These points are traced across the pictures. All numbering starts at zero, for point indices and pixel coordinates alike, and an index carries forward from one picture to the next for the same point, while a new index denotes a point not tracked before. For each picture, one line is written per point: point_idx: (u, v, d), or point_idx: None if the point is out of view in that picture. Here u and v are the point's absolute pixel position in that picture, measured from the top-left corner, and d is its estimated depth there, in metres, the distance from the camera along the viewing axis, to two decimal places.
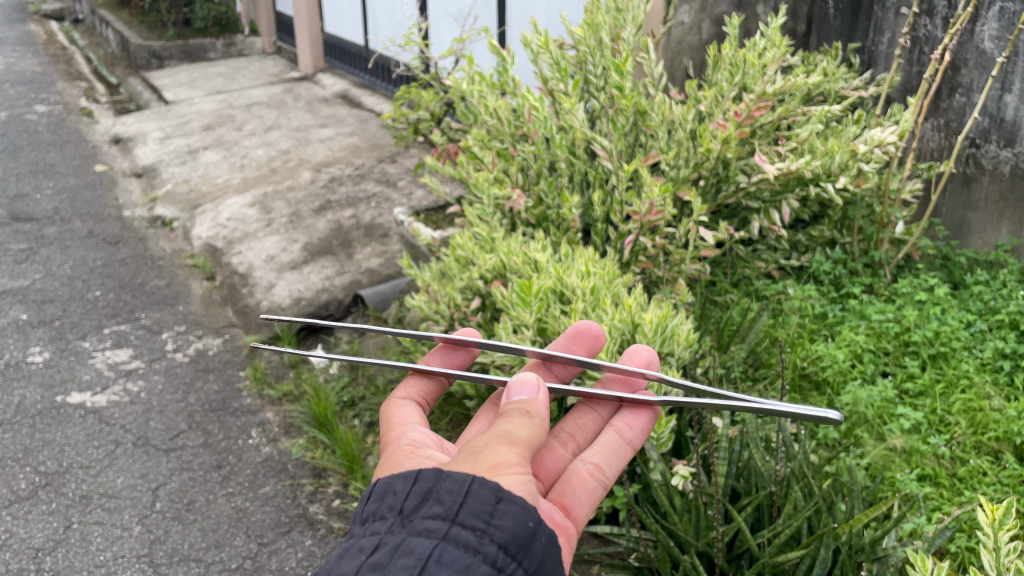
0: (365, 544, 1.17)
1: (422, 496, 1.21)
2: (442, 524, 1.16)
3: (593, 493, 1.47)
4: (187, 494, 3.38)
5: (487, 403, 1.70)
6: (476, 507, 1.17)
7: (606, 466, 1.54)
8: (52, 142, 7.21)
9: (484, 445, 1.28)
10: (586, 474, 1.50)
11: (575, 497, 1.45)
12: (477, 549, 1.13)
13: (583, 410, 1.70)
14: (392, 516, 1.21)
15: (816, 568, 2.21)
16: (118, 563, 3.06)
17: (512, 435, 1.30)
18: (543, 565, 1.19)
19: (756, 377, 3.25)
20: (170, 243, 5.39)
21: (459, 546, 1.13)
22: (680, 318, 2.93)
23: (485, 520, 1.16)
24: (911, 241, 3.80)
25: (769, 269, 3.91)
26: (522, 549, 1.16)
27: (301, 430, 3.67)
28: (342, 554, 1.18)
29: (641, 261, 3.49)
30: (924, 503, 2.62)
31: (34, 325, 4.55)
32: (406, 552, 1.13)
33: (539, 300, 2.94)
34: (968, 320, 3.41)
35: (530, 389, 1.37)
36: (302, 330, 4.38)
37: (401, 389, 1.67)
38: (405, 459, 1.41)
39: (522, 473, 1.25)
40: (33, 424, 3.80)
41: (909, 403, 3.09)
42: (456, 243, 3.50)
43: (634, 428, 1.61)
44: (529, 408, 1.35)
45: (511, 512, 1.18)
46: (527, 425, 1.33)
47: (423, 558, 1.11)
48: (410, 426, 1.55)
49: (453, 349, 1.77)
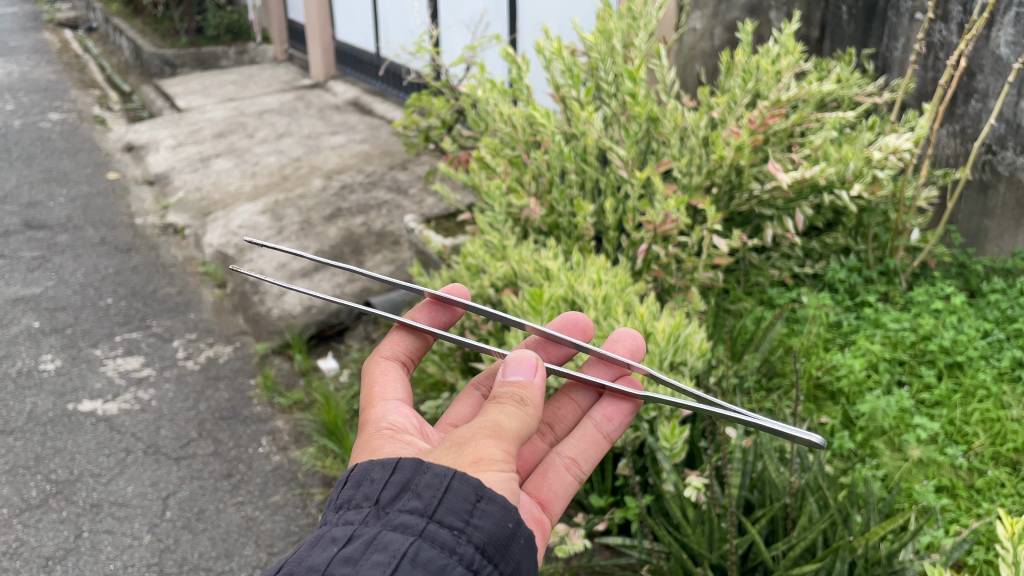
0: (338, 535, 1.16)
1: (399, 487, 1.19)
2: (419, 520, 1.14)
3: (568, 487, 1.61)
4: (198, 502, 3.37)
5: (468, 388, 1.82)
6: (456, 505, 1.16)
7: (583, 460, 1.66)
8: (65, 150, 7.24)
9: (468, 437, 1.26)
10: (563, 468, 1.63)
11: (550, 490, 1.58)
12: (453, 551, 1.12)
13: (563, 401, 1.83)
14: (366, 507, 1.19)
15: None
16: (128, 572, 3.06)
17: (501, 427, 1.28)
18: (519, 567, 1.18)
19: (771, 387, 3.22)
20: (182, 251, 5.41)
21: (435, 545, 1.11)
22: (694, 327, 2.90)
23: (464, 520, 1.15)
24: (926, 248, 3.77)
25: (784, 276, 3.89)
26: (500, 551, 1.15)
27: (311, 439, 3.65)
28: (314, 543, 1.16)
29: (654, 269, 3.47)
30: (942, 515, 2.58)
31: (46, 333, 4.56)
32: (380, 549, 1.10)
33: (550, 309, 2.93)
34: (985, 329, 3.37)
35: (529, 368, 1.38)
36: (313, 337, 4.38)
37: (386, 345, 1.70)
38: (384, 444, 1.40)
39: (504, 470, 1.23)
40: (44, 432, 3.80)
41: (926, 413, 3.04)
42: (467, 251, 3.48)
43: (613, 422, 1.73)
44: (522, 396, 1.34)
45: (490, 512, 1.17)
46: (515, 414, 1.31)
47: (397, 556, 1.09)
48: (390, 403, 1.54)
49: (439, 306, 1.80)
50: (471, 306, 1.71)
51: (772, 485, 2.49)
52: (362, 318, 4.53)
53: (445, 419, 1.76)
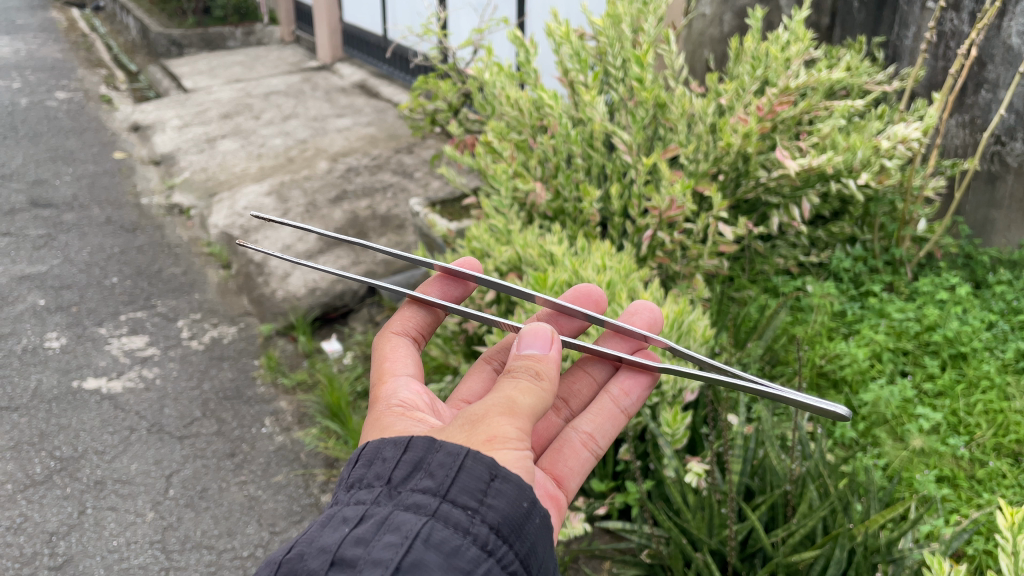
0: (350, 515, 1.16)
1: (412, 466, 1.20)
2: (432, 499, 1.14)
3: (585, 463, 1.64)
4: (201, 481, 3.39)
5: (480, 362, 1.84)
6: (470, 484, 1.16)
7: (599, 435, 1.68)
8: (71, 129, 7.24)
9: (482, 415, 1.26)
10: (580, 444, 1.65)
11: (566, 467, 1.61)
12: (468, 530, 1.12)
13: (579, 375, 1.85)
14: (379, 487, 1.19)
15: (830, 569, 2.16)
16: (131, 549, 3.08)
17: (514, 405, 1.28)
18: (534, 546, 1.19)
19: (773, 375, 3.23)
20: (187, 231, 5.41)
21: (448, 525, 1.12)
22: (697, 313, 2.90)
23: (478, 499, 1.15)
24: (933, 239, 3.76)
25: (789, 265, 3.89)
26: (514, 531, 1.16)
27: (314, 420, 3.67)
28: (325, 523, 1.17)
29: (658, 256, 3.47)
30: (942, 504, 2.58)
31: (51, 311, 4.57)
32: (392, 530, 1.11)
33: (554, 294, 2.93)
34: (989, 320, 3.36)
35: (544, 342, 1.39)
36: (317, 319, 4.39)
37: (397, 321, 1.71)
38: (395, 421, 1.41)
39: (519, 448, 1.24)
40: (49, 409, 3.82)
41: (928, 403, 3.04)
42: (472, 235, 3.47)
43: (631, 397, 1.74)
44: (537, 370, 1.35)
45: (505, 491, 1.17)
46: (529, 390, 1.32)
47: (410, 537, 1.09)
48: (401, 380, 1.55)
49: (451, 280, 1.82)
50: (482, 280, 1.71)
51: (773, 473, 2.50)
52: (367, 301, 4.54)
53: (457, 395, 1.77)
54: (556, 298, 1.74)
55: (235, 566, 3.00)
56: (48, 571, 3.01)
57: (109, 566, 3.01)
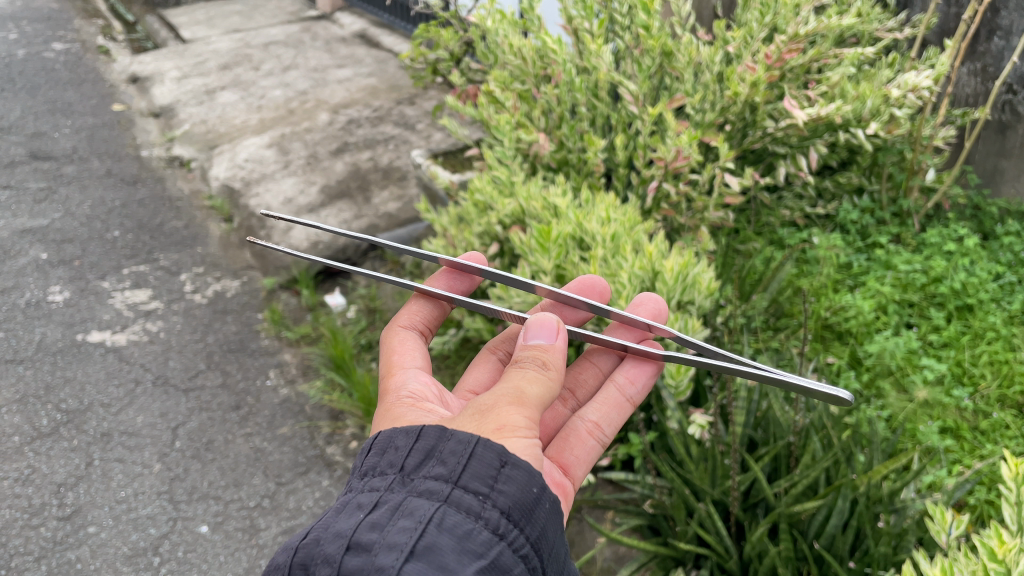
0: (364, 501, 1.17)
1: (424, 454, 1.21)
2: (444, 486, 1.15)
3: (592, 451, 1.63)
4: (206, 432, 3.41)
5: (485, 353, 1.84)
6: (481, 470, 1.17)
7: (606, 424, 1.68)
8: (69, 80, 7.15)
9: (491, 405, 1.28)
10: (586, 432, 1.64)
11: (573, 455, 1.60)
12: (479, 515, 1.13)
13: (585, 366, 1.86)
14: (391, 475, 1.20)
15: (832, 520, 2.16)
16: (139, 499, 3.12)
17: (523, 394, 1.29)
18: (544, 530, 1.20)
19: (777, 327, 3.22)
20: (188, 184, 5.38)
21: (460, 510, 1.13)
22: (702, 265, 2.85)
23: (489, 485, 1.16)
24: (942, 189, 3.71)
25: (795, 217, 3.84)
26: (524, 515, 1.17)
27: (318, 373, 3.67)
28: (340, 510, 1.17)
29: (663, 209, 3.44)
30: (945, 455, 2.59)
31: (54, 265, 4.56)
32: (406, 515, 1.11)
33: (557, 247, 2.91)
34: (997, 271, 3.33)
35: (550, 332, 1.41)
36: (320, 273, 4.38)
37: (404, 315, 1.69)
38: (406, 411, 1.42)
39: (528, 436, 1.25)
40: (54, 361, 3.84)
41: (933, 354, 3.04)
42: (474, 187, 3.42)
43: (636, 385, 1.74)
44: (544, 360, 1.36)
45: (515, 477, 1.18)
46: (537, 379, 1.33)
47: (424, 521, 1.10)
48: (410, 372, 1.55)
49: (458, 275, 1.84)
50: (487, 272, 1.70)
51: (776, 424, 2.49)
52: (369, 255, 4.53)
53: (463, 386, 1.77)
54: (559, 289, 1.74)
55: (242, 516, 3.03)
56: (57, 521, 3.04)
57: (117, 517, 3.05)
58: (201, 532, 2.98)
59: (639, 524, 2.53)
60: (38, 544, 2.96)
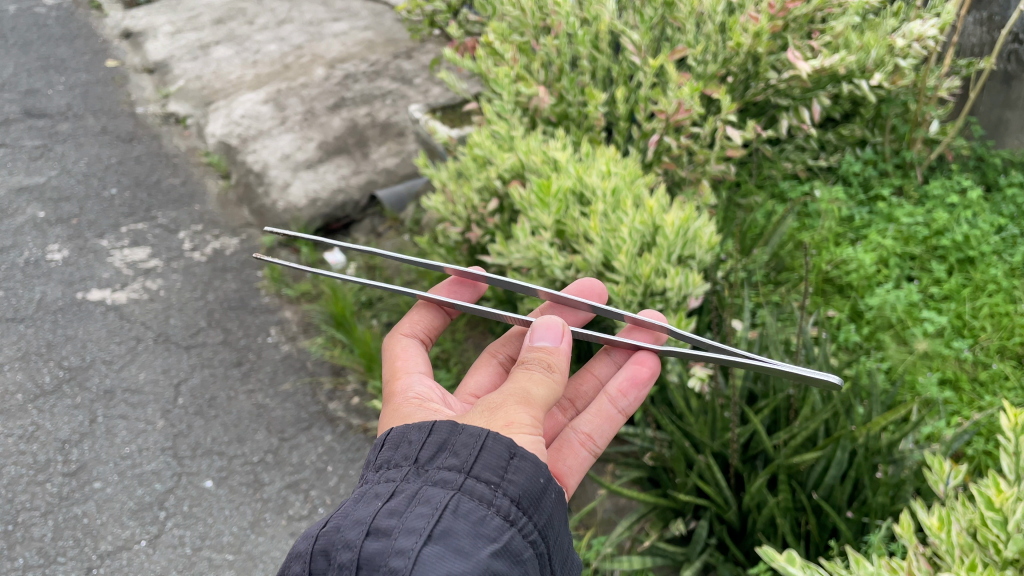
0: (381, 490, 1.19)
1: (438, 446, 1.24)
2: (457, 475, 1.19)
3: (583, 462, 1.66)
4: (209, 389, 3.43)
5: (486, 356, 1.85)
6: (491, 461, 1.21)
7: (598, 435, 1.70)
8: (62, 36, 7.04)
9: (500, 403, 1.33)
10: (578, 443, 1.67)
11: (565, 466, 1.64)
12: (491, 502, 1.17)
13: (585, 376, 1.88)
14: (406, 466, 1.23)
15: (830, 471, 2.18)
16: (144, 455, 3.14)
17: (528, 395, 1.35)
18: (549, 517, 1.25)
19: (778, 281, 3.21)
20: (184, 141, 5.33)
21: (473, 498, 1.16)
22: (704, 219, 2.83)
23: (500, 475, 1.20)
24: (945, 141, 3.67)
25: (797, 169, 3.82)
26: (533, 503, 1.22)
27: (319, 330, 3.68)
28: (358, 499, 1.20)
29: (664, 162, 3.40)
30: (943, 407, 2.60)
31: (51, 223, 4.54)
32: (422, 503, 1.14)
33: (558, 202, 2.90)
34: (999, 224, 3.32)
35: (555, 335, 1.48)
36: (319, 231, 4.38)
37: (406, 323, 1.75)
38: (414, 411, 1.45)
39: (533, 433, 1.31)
40: (55, 320, 3.84)
41: (933, 307, 3.04)
42: (473, 142, 3.39)
43: (629, 397, 1.73)
44: (549, 363, 1.43)
45: (523, 468, 1.22)
46: (542, 381, 1.39)
47: (440, 508, 1.13)
48: (414, 375, 1.59)
49: (460, 284, 1.90)
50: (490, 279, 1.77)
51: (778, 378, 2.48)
52: (368, 212, 4.51)
53: (466, 390, 1.79)
54: (560, 292, 1.79)
55: (246, 471, 3.06)
56: (62, 477, 3.07)
57: (122, 473, 3.08)
58: (205, 487, 3.01)
59: (639, 476, 2.56)
60: (44, 500, 2.99)
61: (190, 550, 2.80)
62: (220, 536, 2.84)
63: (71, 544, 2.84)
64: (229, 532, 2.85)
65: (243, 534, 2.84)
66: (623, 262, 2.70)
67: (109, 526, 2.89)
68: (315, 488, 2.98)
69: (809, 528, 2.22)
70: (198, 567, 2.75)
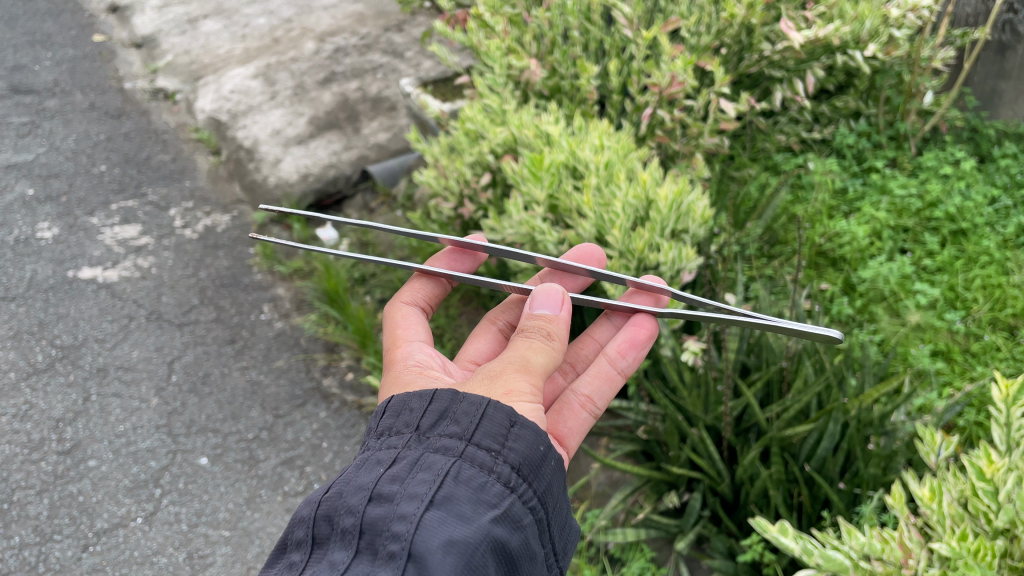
0: (383, 458, 1.21)
1: (439, 415, 1.25)
2: (458, 443, 1.19)
3: (584, 423, 1.66)
4: (202, 366, 3.42)
5: (485, 324, 1.85)
6: (492, 429, 1.21)
7: (598, 397, 1.69)
8: (47, 10, 6.94)
9: (500, 371, 1.35)
10: (578, 405, 1.66)
11: (566, 427, 1.64)
12: (492, 469, 1.17)
13: (584, 341, 1.89)
14: (408, 434, 1.24)
15: (822, 442, 2.19)
16: (138, 433, 3.14)
17: (528, 363, 1.36)
18: (550, 485, 1.25)
19: (772, 254, 3.21)
20: (174, 117, 5.28)
21: (474, 465, 1.17)
22: (697, 194, 2.83)
23: (500, 442, 1.20)
24: (939, 112, 3.65)
25: (791, 142, 3.79)
26: (533, 471, 1.21)
27: (312, 306, 3.66)
28: (360, 466, 1.22)
29: (658, 135, 3.38)
30: (936, 378, 2.61)
31: (41, 201, 4.50)
32: (424, 469, 1.15)
33: (551, 175, 2.88)
34: (992, 195, 3.31)
35: (555, 303, 1.46)
36: (312, 207, 4.36)
37: (406, 292, 1.75)
38: (414, 379, 1.46)
39: (532, 401, 1.32)
40: (46, 298, 3.82)
41: (926, 279, 3.04)
42: (466, 116, 3.37)
43: (627, 358, 1.73)
44: (548, 331, 1.42)
45: (524, 436, 1.22)
46: (542, 349, 1.39)
47: (442, 474, 1.14)
48: (415, 344, 1.58)
49: (460, 255, 1.89)
50: (489, 248, 1.76)
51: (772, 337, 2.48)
52: (361, 187, 4.49)
53: (465, 357, 1.80)
54: (559, 258, 1.78)
55: (241, 448, 3.07)
56: (57, 455, 3.08)
57: (117, 450, 3.08)
58: (201, 465, 3.02)
59: (633, 450, 2.56)
60: (40, 478, 3.00)
61: (187, 527, 2.81)
62: (216, 513, 2.85)
63: (67, 522, 2.84)
64: (226, 509, 2.86)
65: (239, 511, 2.85)
66: (618, 236, 2.69)
67: (105, 504, 2.90)
68: (310, 464, 2.98)
69: (801, 498, 2.22)
70: (194, 544, 2.76)
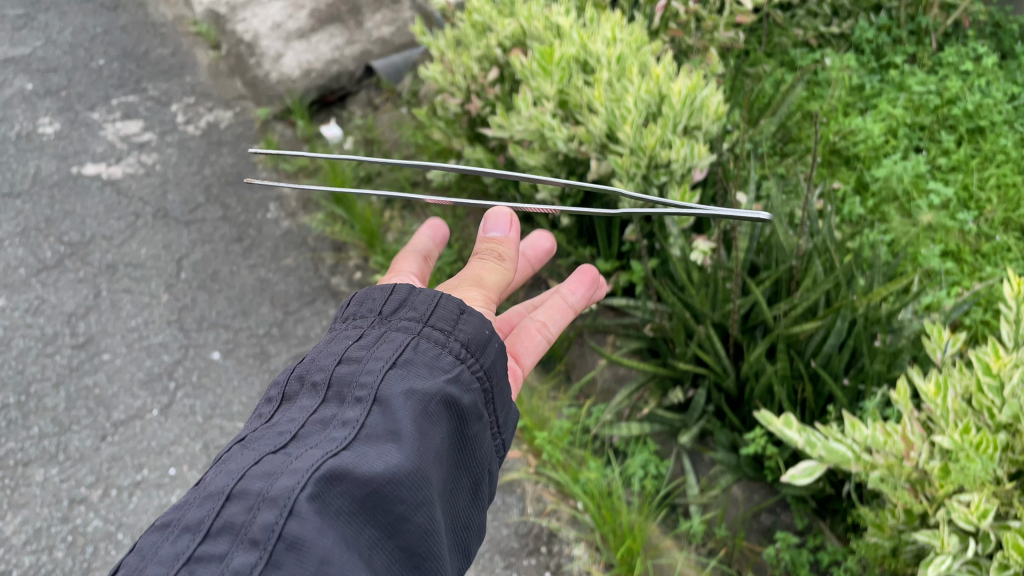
0: (345, 337, 1.22)
1: (399, 303, 1.25)
2: (415, 324, 1.20)
3: (538, 347, 1.66)
4: (211, 264, 3.43)
5: None
6: (445, 314, 1.21)
7: (552, 325, 1.70)
8: None
9: (454, 287, 1.43)
10: (534, 329, 1.67)
11: (522, 347, 1.64)
12: (445, 344, 1.19)
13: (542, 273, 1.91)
14: (370, 318, 1.24)
15: (829, 338, 2.22)
16: (150, 329, 3.19)
17: (480, 280, 1.45)
18: (497, 368, 1.25)
19: (785, 154, 3.15)
20: (171, 8, 5.11)
21: (430, 340, 1.18)
22: (711, 88, 2.75)
23: (453, 323, 1.21)
24: (964, 6, 3.51)
25: (808, 37, 3.69)
26: (483, 349, 1.22)
27: (319, 207, 3.61)
28: (325, 344, 1.22)
29: (671, 29, 3.25)
30: (944, 278, 2.62)
31: (40, 96, 4.42)
32: (383, 343, 1.16)
33: (560, 70, 2.83)
34: (1012, 93, 3.23)
35: (505, 225, 1.52)
36: (315, 104, 4.27)
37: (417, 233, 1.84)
38: None
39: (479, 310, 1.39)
40: (52, 195, 3.81)
41: (940, 178, 3.00)
42: (472, 8, 3.30)
43: (577, 293, 1.75)
44: (500, 253, 1.50)
45: (473, 321, 1.23)
46: (493, 269, 1.47)
47: (399, 344, 1.15)
48: (404, 276, 1.68)
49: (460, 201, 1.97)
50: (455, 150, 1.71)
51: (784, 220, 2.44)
52: (364, 83, 4.40)
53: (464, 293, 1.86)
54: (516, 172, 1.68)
55: (252, 343, 3.11)
56: (71, 350, 3.14)
57: (130, 345, 3.13)
58: (212, 359, 3.06)
59: (639, 346, 2.63)
60: (54, 372, 3.07)
61: (201, 419, 2.88)
62: (230, 406, 2.91)
63: (83, 414, 2.93)
64: (239, 402, 2.92)
65: (250, 406, 2.90)
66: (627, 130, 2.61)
67: (120, 397, 2.97)
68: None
69: (804, 394, 2.27)
70: (210, 435, 2.83)
